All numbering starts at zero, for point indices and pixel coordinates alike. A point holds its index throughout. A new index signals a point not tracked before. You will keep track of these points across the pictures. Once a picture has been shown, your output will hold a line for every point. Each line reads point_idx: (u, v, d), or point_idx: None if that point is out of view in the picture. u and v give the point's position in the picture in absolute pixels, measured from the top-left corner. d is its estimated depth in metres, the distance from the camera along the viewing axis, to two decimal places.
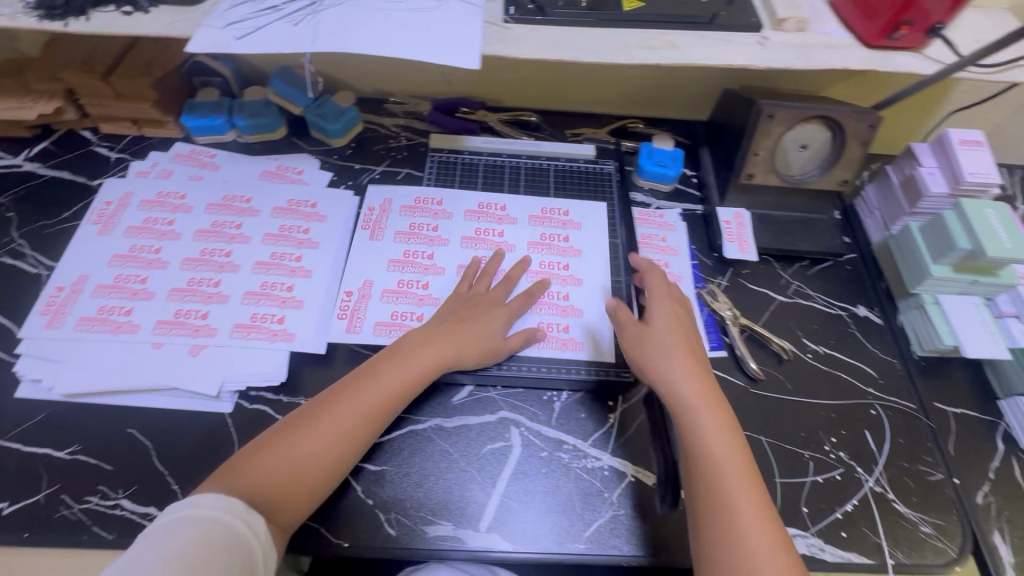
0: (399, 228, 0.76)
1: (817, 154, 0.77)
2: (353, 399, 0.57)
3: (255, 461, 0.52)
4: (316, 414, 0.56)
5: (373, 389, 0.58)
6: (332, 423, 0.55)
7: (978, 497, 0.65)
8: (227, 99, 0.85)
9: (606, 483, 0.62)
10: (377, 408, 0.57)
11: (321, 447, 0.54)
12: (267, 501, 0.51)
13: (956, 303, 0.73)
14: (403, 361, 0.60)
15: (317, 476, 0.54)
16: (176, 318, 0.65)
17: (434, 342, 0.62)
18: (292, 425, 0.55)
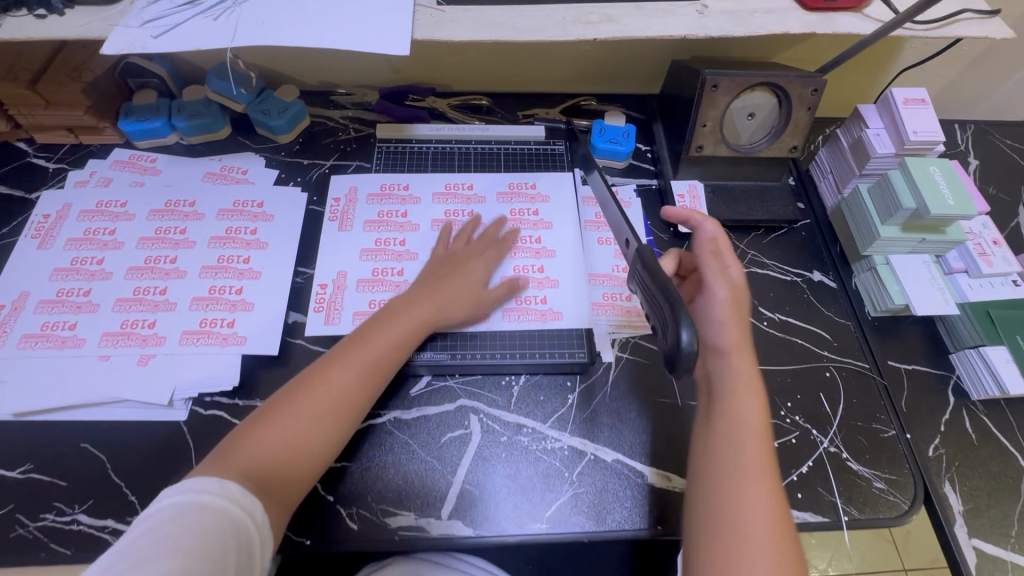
0: (361, 219, 0.76)
1: (765, 122, 0.76)
2: (346, 371, 0.57)
3: (246, 446, 0.51)
4: (303, 392, 0.55)
5: (362, 360, 0.58)
6: (324, 397, 0.55)
7: (929, 450, 0.66)
8: (166, 101, 0.83)
9: (566, 463, 0.63)
10: (371, 371, 0.58)
11: (318, 414, 0.54)
12: (266, 481, 0.50)
13: (907, 264, 0.73)
14: (387, 329, 0.61)
15: (311, 451, 0.53)
16: (122, 328, 0.64)
17: (416, 309, 0.63)
18: (278, 406, 0.54)
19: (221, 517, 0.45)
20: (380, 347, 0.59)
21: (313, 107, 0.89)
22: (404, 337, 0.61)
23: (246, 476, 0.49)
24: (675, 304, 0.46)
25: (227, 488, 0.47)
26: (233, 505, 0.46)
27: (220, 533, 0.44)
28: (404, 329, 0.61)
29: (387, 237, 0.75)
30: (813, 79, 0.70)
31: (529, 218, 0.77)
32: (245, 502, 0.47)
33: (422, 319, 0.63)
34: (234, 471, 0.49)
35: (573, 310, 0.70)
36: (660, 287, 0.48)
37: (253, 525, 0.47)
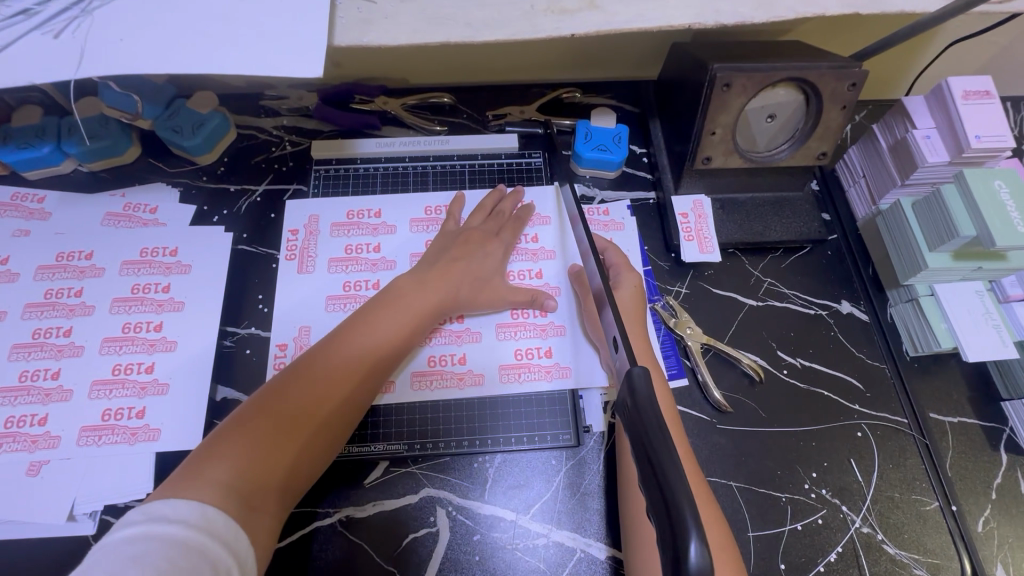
0: (326, 255, 0.64)
1: (787, 124, 0.62)
2: (347, 357, 0.51)
3: (231, 447, 0.43)
4: (297, 383, 0.48)
5: (367, 342, 0.52)
6: (323, 389, 0.49)
7: (979, 524, 0.56)
8: (52, 119, 0.66)
9: (552, 565, 0.53)
10: (377, 357, 0.52)
11: (317, 404, 0.48)
12: (255, 491, 0.42)
13: (958, 295, 0.61)
14: (393, 309, 0.55)
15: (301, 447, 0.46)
16: (6, 429, 0.53)
17: (422, 288, 0.57)
18: (266, 401, 0.47)
19: (196, 545, 0.37)
20: (385, 332, 0.54)
21: (239, 116, 0.74)
22: (412, 322, 0.55)
23: (233, 484, 0.41)
24: (674, 487, 0.30)
25: (205, 510, 0.39)
26: (210, 529, 0.38)
27: (197, 564, 0.35)
28: (411, 312, 0.56)
29: (338, 289, 0.63)
30: (851, 72, 0.56)
31: (529, 249, 0.66)
32: (226, 526, 0.39)
33: (430, 302, 0.57)
34: (217, 481, 0.41)
35: (582, 366, 0.60)
36: (651, 450, 0.33)
37: (242, 550, 0.39)
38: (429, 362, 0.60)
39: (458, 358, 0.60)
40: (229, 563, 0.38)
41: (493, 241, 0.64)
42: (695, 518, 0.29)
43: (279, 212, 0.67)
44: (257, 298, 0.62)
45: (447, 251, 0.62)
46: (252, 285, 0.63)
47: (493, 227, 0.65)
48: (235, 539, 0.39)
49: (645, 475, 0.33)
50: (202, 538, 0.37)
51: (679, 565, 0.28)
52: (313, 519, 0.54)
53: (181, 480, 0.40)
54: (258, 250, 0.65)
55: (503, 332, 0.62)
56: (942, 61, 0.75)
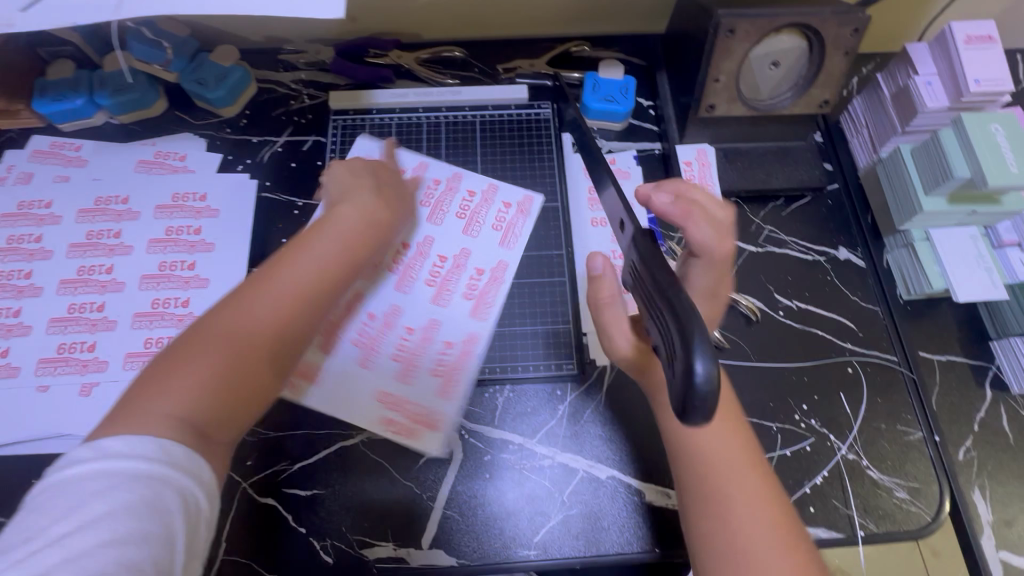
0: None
1: (791, 72, 0.64)
2: (284, 281, 0.47)
3: (171, 383, 0.40)
4: (228, 317, 0.44)
5: (306, 264, 0.49)
6: (256, 319, 0.44)
7: (960, 453, 0.59)
8: (84, 73, 0.70)
9: (556, 483, 0.57)
10: (312, 288, 0.48)
11: (242, 345, 0.43)
12: (203, 421, 0.40)
13: (953, 240, 0.63)
14: (325, 236, 0.51)
15: (241, 386, 0.43)
16: (60, 354, 0.58)
17: (355, 220, 0.54)
18: (185, 350, 0.42)
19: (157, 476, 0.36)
20: (323, 257, 0.50)
21: (259, 70, 0.76)
22: (352, 246, 0.52)
23: (177, 418, 0.39)
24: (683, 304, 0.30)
25: (161, 442, 0.37)
26: (169, 459, 0.36)
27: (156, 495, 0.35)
28: (355, 236, 0.53)
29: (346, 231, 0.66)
30: (854, 17, 0.57)
31: (471, 218, 0.68)
32: (182, 454, 0.37)
33: (370, 231, 0.54)
34: (160, 418, 0.38)
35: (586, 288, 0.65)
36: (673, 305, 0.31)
37: (205, 475, 0.38)
38: (435, 365, 0.60)
39: (462, 349, 0.61)
40: (198, 496, 0.37)
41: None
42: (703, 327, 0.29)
43: (300, 161, 0.71)
44: (281, 242, 0.66)
45: (437, 203, 0.65)
46: (276, 228, 0.67)
47: (413, 196, 0.65)
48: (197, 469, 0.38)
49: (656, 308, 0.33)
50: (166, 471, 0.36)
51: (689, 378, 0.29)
52: (339, 439, 0.59)
53: (121, 417, 0.38)
54: (281, 198, 0.69)
55: (479, 313, 0.63)
56: (950, 12, 0.74)
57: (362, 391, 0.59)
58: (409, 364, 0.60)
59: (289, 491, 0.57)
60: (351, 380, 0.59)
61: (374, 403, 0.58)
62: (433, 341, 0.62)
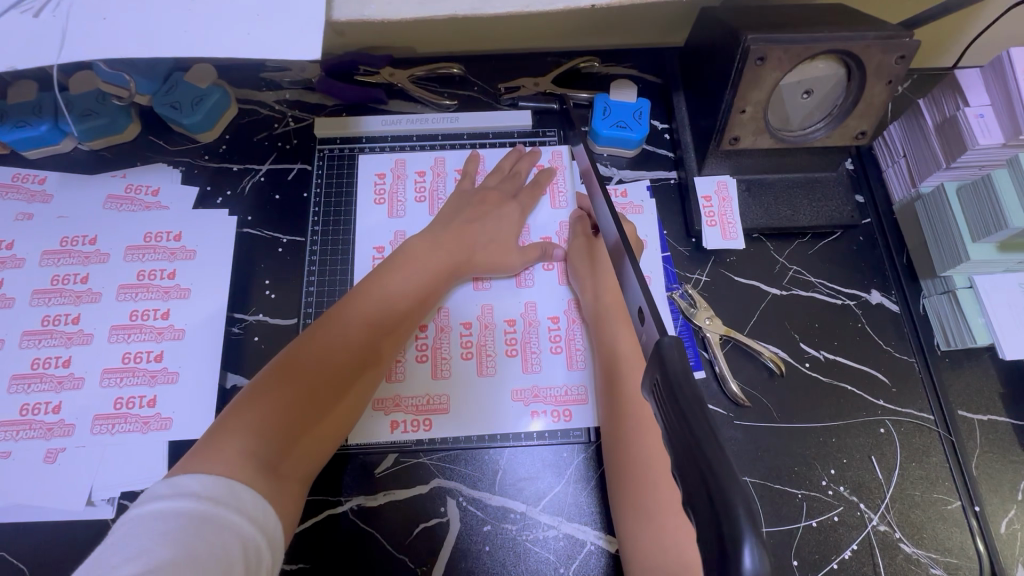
0: (336, 225, 0.63)
1: (825, 101, 0.57)
2: (354, 327, 0.51)
3: (248, 420, 0.43)
4: (303, 360, 0.48)
5: (376, 311, 0.53)
6: (330, 365, 0.48)
7: (1002, 525, 0.54)
8: (46, 95, 0.63)
9: (561, 557, 0.53)
10: (392, 320, 0.53)
11: (329, 369, 0.48)
12: (278, 460, 0.43)
13: (1000, 289, 0.57)
14: (401, 278, 0.55)
15: (324, 408, 0.47)
16: (22, 416, 0.53)
17: (434, 252, 0.58)
18: (281, 372, 0.47)
19: (220, 523, 0.36)
20: (396, 303, 0.54)
21: (240, 90, 0.70)
22: (424, 286, 0.56)
23: (255, 454, 0.42)
24: (720, 476, 0.24)
25: (233, 486, 0.39)
26: (234, 506, 0.38)
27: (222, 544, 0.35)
28: (422, 281, 0.56)
29: (386, 242, 0.63)
30: (900, 43, 0.50)
31: (552, 187, 0.66)
32: (253, 503, 0.39)
33: (441, 268, 0.57)
34: (238, 455, 0.41)
35: None
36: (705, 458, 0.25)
37: (270, 523, 0.40)
38: (552, 343, 0.60)
39: (570, 319, 0.61)
40: (258, 538, 0.38)
41: (508, 202, 0.63)
42: (750, 512, 0.23)
43: (284, 192, 0.65)
44: (264, 284, 0.61)
45: (458, 214, 0.61)
46: (257, 270, 0.62)
47: (510, 187, 0.64)
48: (263, 514, 0.39)
49: (680, 444, 0.26)
50: (227, 513, 0.37)
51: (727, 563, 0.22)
52: (326, 507, 0.54)
53: (199, 453, 0.40)
54: (263, 234, 0.63)
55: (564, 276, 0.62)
56: (997, 28, 0.68)
57: (481, 398, 0.58)
58: (482, 354, 0.59)
59: None
60: (466, 389, 0.58)
61: (516, 404, 0.57)
62: (539, 322, 0.60)
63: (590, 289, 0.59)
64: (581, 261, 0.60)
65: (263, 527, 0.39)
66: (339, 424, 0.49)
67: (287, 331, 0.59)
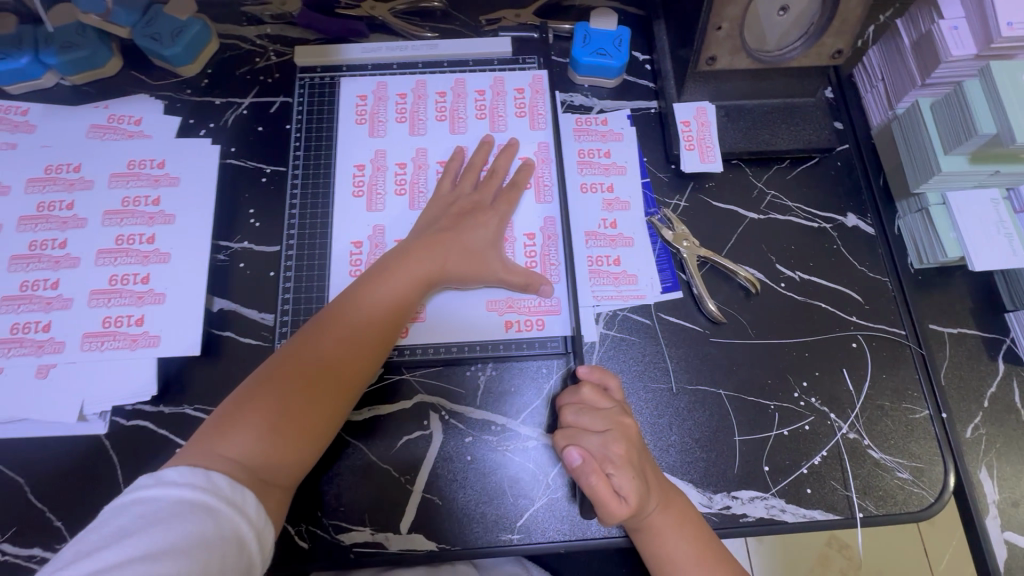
0: (317, 146, 0.64)
1: (802, 18, 0.57)
2: (333, 341, 0.50)
3: (234, 426, 0.45)
4: (284, 374, 0.48)
5: (353, 322, 0.51)
6: (309, 381, 0.48)
7: (967, 431, 0.56)
8: (28, 27, 0.64)
9: (541, 464, 0.55)
10: (372, 331, 0.51)
11: (306, 383, 0.48)
12: (263, 469, 0.45)
13: (972, 205, 0.58)
14: (379, 286, 0.53)
15: (304, 424, 0.47)
16: (12, 334, 0.55)
17: (416, 257, 0.54)
18: (261, 387, 0.47)
19: (199, 504, 0.39)
20: (371, 317, 0.52)
21: (220, 24, 0.70)
22: (401, 296, 0.53)
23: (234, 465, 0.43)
24: None
25: (212, 476, 0.41)
26: (216, 490, 0.40)
27: (201, 522, 0.38)
28: (399, 290, 0.53)
29: (366, 161, 0.63)
30: None
31: (531, 110, 0.65)
32: (230, 485, 0.41)
33: (416, 277, 0.54)
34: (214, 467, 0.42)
35: (585, 220, 0.62)
36: None
37: (251, 510, 0.41)
38: (527, 258, 0.60)
39: (546, 235, 0.61)
40: (236, 520, 0.40)
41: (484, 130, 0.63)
42: None
43: (266, 124, 0.66)
44: (248, 212, 0.62)
45: (439, 218, 0.58)
46: (242, 199, 0.63)
47: None
48: (243, 501, 0.41)
49: None
50: (209, 497, 0.40)
51: None
52: None
53: (191, 451, 0.43)
54: (246, 164, 0.64)
55: (541, 195, 0.62)
56: None
57: (458, 309, 0.58)
58: None
59: None
60: (442, 302, 0.59)
61: (491, 315, 0.58)
62: (514, 239, 0.61)
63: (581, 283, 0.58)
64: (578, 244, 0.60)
65: (259, 513, 0.42)
66: (325, 433, 0.49)
67: (272, 257, 0.61)
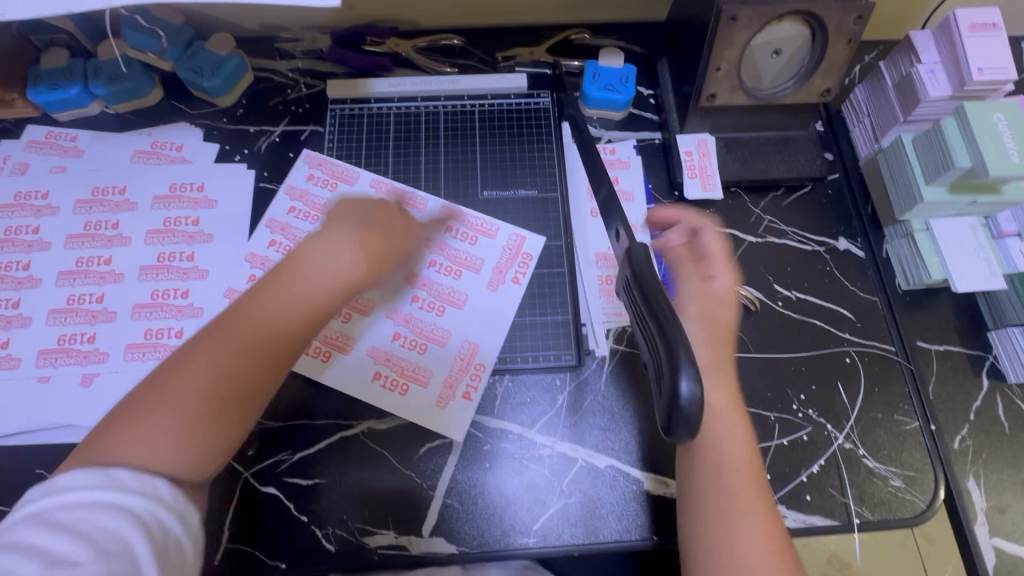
0: (287, 181, 0.68)
1: (793, 61, 0.63)
2: (254, 314, 0.43)
3: (146, 414, 0.39)
4: (207, 351, 0.42)
5: (275, 308, 0.44)
6: (229, 360, 0.42)
7: (955, 442, 0.60)
8: (79, 61, 0.69)
9: (555, 471, 0.58)
10: (294, 312, 0.44)
11: (230, 360, 0.42)
12: (184, 460, 0.39)
13: (952, 230, 0.63)
14: (307, 273, 0.45)
15: (219, 407, 0.41)
16: (60, 345, 0.58)
17: (354, 243, 0.47)
18: (178, 369, 0.41)
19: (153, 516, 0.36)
20: (299, 297, 0.44)
21: (255, 58, 0.75)
22: (335, 285, 0.45)
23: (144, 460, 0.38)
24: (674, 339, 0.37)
25: (149, 478, 0.37)
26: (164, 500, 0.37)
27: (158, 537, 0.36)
28: (329, 278, 0.45)
29: (392, 187, 0.68)
30: (857, 4, 0.56)
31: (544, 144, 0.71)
32: (174, 497, 0.38)
33: (357, 260, 0.47)
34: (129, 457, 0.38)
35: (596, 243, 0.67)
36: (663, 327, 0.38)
37: (189, 518, 0.38)
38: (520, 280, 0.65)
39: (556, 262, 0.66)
40: (179, 533, 0.37)
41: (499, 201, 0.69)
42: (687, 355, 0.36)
43: (298, 151, 0.71)
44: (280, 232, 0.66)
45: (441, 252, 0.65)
46: None
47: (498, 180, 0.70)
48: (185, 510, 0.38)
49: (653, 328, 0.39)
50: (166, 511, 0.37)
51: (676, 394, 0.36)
52: (341, 429, 0.59)
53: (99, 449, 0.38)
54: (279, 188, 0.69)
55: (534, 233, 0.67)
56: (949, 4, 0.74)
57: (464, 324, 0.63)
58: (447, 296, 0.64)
59: (292, 481, 0.57)
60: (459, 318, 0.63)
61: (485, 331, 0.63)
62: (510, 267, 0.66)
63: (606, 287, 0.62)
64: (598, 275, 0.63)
65: (191, 519, 0.38)
66: (249, 418, 0.43)
67: None
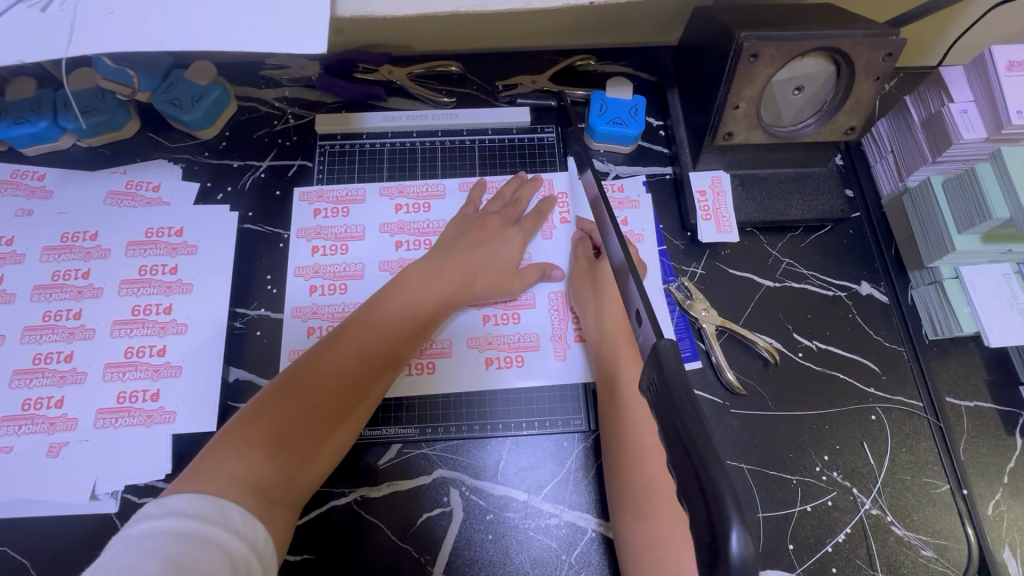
0: (295, 225, 0.64)
1: (815, 97, 0.59)
2: (353, 349, 0.50)
3: (247, 438, 0.44)
4: (308, 374, 0.48)
5: (371, 338, 0.51)
6: (332, 387, 0.48)
7: (988, 507, 0.56)
8: (48, 91, 0.63)
9: (563, 543, 0.54)
10: (386, 350, 0.52)
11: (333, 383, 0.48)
12: (271, 484, 0.43)
13: (985, 278, 0.59)
14: (397, 305, 0.54)
15: (313, 440, 0.46)
16: (24, 411, 0.54)
17: (435, 279, 0.56)
18: (285, 388, 0.47)
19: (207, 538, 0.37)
20: (391, 332, 0.52)
21: (239, 87, 0.70)
22: (421, 316, 0.54)
23: (246, 481, 0.42)
24: (713, 474, 0.26)
25: (220, 503, 0.39)
26: (226, 522, 0.38)
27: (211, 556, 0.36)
28: (416, 309, 0.54)
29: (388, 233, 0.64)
30: (887, 41, 0.52)
31: (548, 185, 0.67)
32: (241, 517, 0.39)
33: (446, 295, 0.56)
34: (228, 478, 0.41)
35: None
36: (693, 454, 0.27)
37: (259, 540, 0.40)
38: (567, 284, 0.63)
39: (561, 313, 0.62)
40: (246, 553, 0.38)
41: (510, 228, 0.62)
42: (736, 504, 0.25)
43: (284, 188, 0.66)
44: (266, 279, 0.62)
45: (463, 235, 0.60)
46: (259, 265, 0.62)
47: (511, 214, 0.63)
48: (252, 531, 0.40)
49: (673, 442, 0.29)
50: (217, 529, 0.38)
51: (718, 556, 0.24)
52: (331, 498, 0.55)
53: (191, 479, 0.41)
54: (264, 230, 0.64)
55: (547, 233, 0.65)
56: (973, 32, 0.71)
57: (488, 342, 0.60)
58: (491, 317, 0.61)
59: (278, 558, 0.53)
60: (459, 375, 0.59)
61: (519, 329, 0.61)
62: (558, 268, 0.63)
63: (591, 309, 0.59)
64: (582, 283, 0.61)
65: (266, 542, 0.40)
66: (337, 447, 0.49)
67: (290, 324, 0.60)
